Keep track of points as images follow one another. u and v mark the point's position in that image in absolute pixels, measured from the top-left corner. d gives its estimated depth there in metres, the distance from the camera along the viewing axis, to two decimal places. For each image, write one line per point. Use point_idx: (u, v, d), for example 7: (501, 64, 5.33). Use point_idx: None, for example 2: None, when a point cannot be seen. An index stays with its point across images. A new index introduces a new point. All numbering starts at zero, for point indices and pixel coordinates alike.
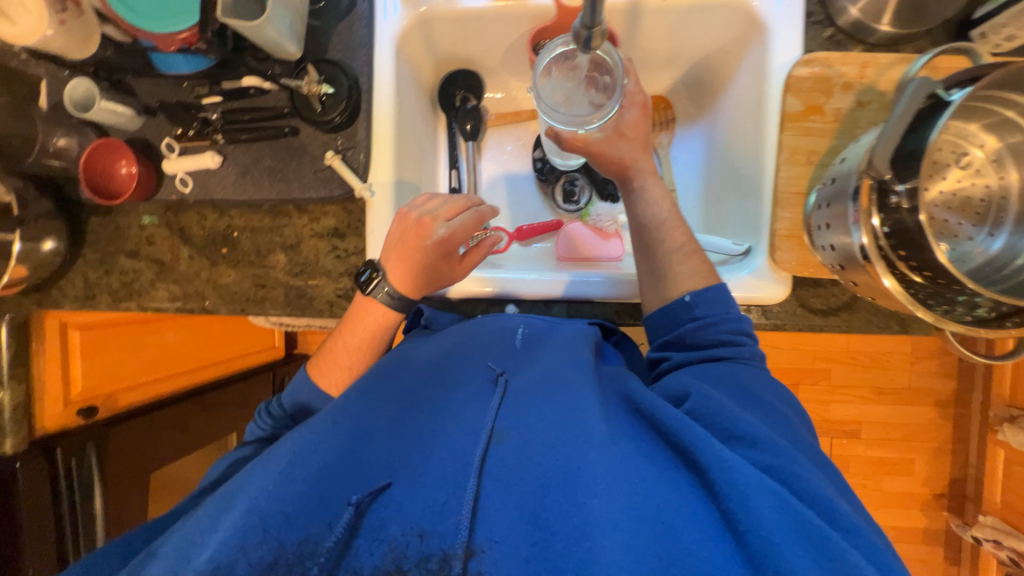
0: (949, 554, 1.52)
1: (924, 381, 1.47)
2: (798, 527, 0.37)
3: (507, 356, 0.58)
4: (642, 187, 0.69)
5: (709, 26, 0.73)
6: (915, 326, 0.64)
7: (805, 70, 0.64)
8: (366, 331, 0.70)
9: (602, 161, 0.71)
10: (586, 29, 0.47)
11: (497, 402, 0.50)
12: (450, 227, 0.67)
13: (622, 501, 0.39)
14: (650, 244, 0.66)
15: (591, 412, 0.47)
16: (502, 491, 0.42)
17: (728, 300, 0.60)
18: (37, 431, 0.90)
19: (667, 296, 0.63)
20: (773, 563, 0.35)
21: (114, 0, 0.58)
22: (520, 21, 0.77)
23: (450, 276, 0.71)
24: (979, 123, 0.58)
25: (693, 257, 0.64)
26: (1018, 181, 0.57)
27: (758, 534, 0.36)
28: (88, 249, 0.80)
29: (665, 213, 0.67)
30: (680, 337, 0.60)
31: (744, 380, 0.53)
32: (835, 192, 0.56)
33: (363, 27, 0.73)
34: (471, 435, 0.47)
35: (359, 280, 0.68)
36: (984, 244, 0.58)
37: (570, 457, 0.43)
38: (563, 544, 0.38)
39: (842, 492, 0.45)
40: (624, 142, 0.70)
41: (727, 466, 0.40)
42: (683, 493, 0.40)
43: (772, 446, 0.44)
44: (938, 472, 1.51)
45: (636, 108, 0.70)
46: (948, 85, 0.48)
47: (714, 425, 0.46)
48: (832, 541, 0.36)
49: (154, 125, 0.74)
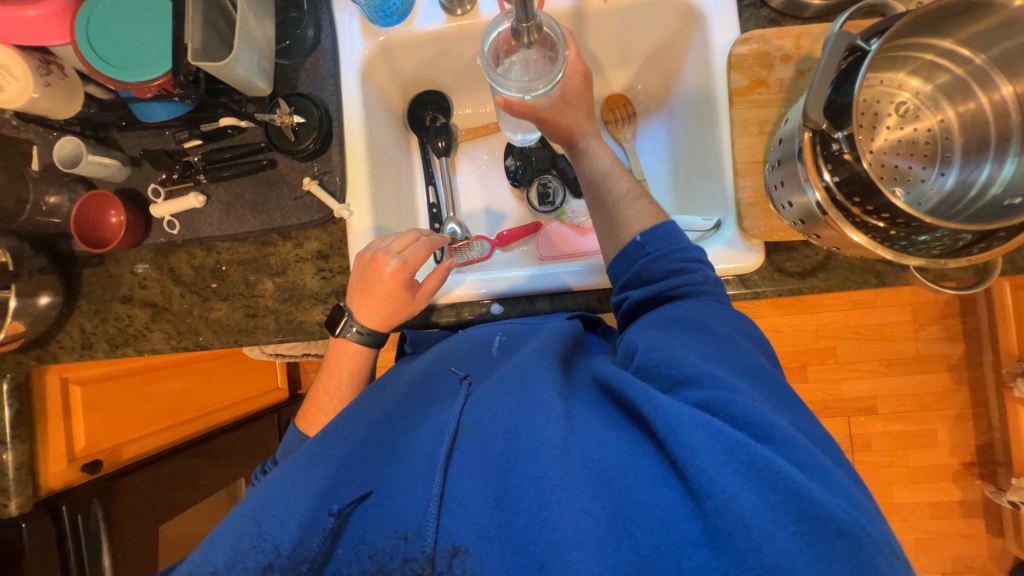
0: (990, 525, 1.46)
1: (931, 347, 1.45)
2: (728, 449, 0.40)
3: (479, 363, 0.64)
4: (587, 147, 0.72)
5: (652, 20, 0.78)
6: (891, 277, 0.65)
7: (744, 48, 0.68)
8: (343, 373, 0.73)
9: (551, 126, 0.73)
10: (523, 24, 0.56)
11: (461, 402, 0.54)
12: (401, 258, 0.69)
13: (577, 469, 0.42)
14: (600, 196, 0.69)
15: (545, 393, 0.50)
16: (466, 477, 0.45)
17: (677, 234, 0.62)
18: (42, 492, 0.88)
19: (621, 240, 0.66)
20: (705, 487, 0.38)
21: (94, 60, 0.63)
22: (476, 37, 0.82)
23: (410, 308, 0.72)
24: (905, 70, 0.62)
25: (641, 200, 0.67)
26: (956, 118, 0.61)
27: (692, 465, 0.39)
28: (83, 300, 0.82)
29: (608, 165, 0.70)
30: (636, 275, 0.61)
31: (694, 314, 0.55)
32: (784, 152, 0.58)
33: (329, 60, 0.78)
34: (436, 436, 0.50)
35: (329, 325, 0.72)
36: (938, 183, 0.61)
37: (528, 438, 0.46)
38: (524, 520, 0.41)
39: (788, 413, 0.46)
40: (569, 109, 0.71)
41: (663, 411, 0.43)
42: (636, 453, 0.43)
43: (714, 381, 0.45)
44: (963, 440, 1.46)
45: (578, 77, 0.71)
46: (866, 36, 0.51)
47: (662, 374, 0.48)
48: (758, 452, 0.39)
49: (139, 174, 0.77)
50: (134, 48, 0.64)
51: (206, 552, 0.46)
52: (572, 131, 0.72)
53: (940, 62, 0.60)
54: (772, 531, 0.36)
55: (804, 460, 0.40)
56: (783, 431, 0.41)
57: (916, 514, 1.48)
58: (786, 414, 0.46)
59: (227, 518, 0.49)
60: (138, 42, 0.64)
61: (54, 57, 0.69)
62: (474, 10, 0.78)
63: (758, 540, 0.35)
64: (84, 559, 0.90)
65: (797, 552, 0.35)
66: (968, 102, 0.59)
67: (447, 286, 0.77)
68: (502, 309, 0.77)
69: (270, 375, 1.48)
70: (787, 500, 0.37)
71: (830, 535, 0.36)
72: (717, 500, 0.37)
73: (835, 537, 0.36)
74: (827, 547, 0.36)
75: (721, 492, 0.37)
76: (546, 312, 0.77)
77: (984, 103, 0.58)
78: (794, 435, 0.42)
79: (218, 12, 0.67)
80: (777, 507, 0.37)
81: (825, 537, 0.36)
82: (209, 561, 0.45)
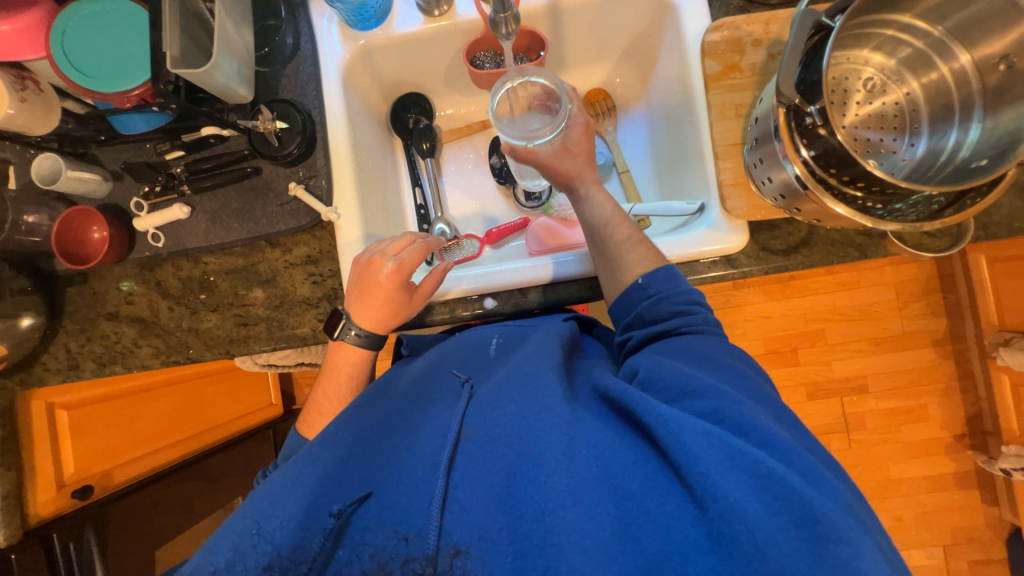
0: (985, 495, 1.49)
1: (916, 324, 1.48)
2: (731, 456, 0.40)
3: (477, 365, 0.64)
4: (588, 194, 0.73)
5: (626, 14, 0.80)
6: (872, 249, 0.67)
7: (716, 35, 0.70)
8: (342, 376, 0.72)
9: (552, 173, 0.75)
10: (500, 15, 0.58)
11: (463, 404, 0.53)
12: (398, 260, 0.69)
13: (581, 473, 0.42)
14: (600, 241, 0.70)
15: (549, 396, 0.49)
16: (471, 481, 0.44)
17: (678, 277, 0.63)
18: (31, 522, 0.84)
19: (621, 282, 0.66)
20: (708, 491, 0.38)
21: (71, 72, 0.62)
22: (455, 38, 0.83)
23: (409, 310, 0.72)
24: (870, 47, 0.65)
25: (641, 245, 0.67)
26: (921, 90, 0.64)
27: (695, 470, 0.39)
28: (68, 319, 0.80)
29: (608, 212, 0.71)
30: (638, 316, 0.62)
31: (696, 346, 0.55)
32: (762, 131, 0.60)
33: (309, 65, 0.78)
34: (440, 439, 0.49)
35: (328, 326, 0.72)
36: (909, 153, 0.63)
37: (530, 441, 0.45)
38: (529, 522, 0.41)
39: (790, 429, 0.47)
40: (570, 158, 0.74)
41: (666, 420, 0.42)
42: (640, 457, 0.43)
43: (717, 393, 0.46)
44: (953, 413, 1.50)
45: (579, 128, 0.74)
46: (830, 14, 0.54)
47: (666, 386, 0.49)
48: (760, 460, 0.39)
49: (121, 188, 0.76)
50: (110, 60, 0.63)
51: (211, 547, 0.46)
52: (572, 178, 0.74)
53: (901, 36, 0.63)
54: (775, 536, 0.36)
55: (802, 466, 0.41)
56: (786, 441, 0.43)
57: (914, 489, 1.51)
58: (788, 429, 0.46)
59: (229, 519, 0.48)
60: (115, 53, 0.64)
61: (29, 72, 0.68)
62: (452, 11, 0.79)
63: (762, 544, 0.36)
64: None
65: (797, 557, 0.36)
66: (930, 73, 0.63)
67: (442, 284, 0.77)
68: (496, 304, 0.78)
69: (263, 391, 1.46)
70: (787, 505, 0.38)
71: (830, 541, 0.37)
72: (721, 505, 0.37)
73: (836, 543, 0.37)
74: (825, 553, 0.36)
75: (724, 497, 0.37)
76: (538, 304, 0.77)
77: (945, 73, 0.61)
78: (793, 445, 0.43)
79: (195, 19, 0.67)
80: (779, 513, 0.37)
81: (824, 542, 0.37)
82: (209, 561, 0.44)
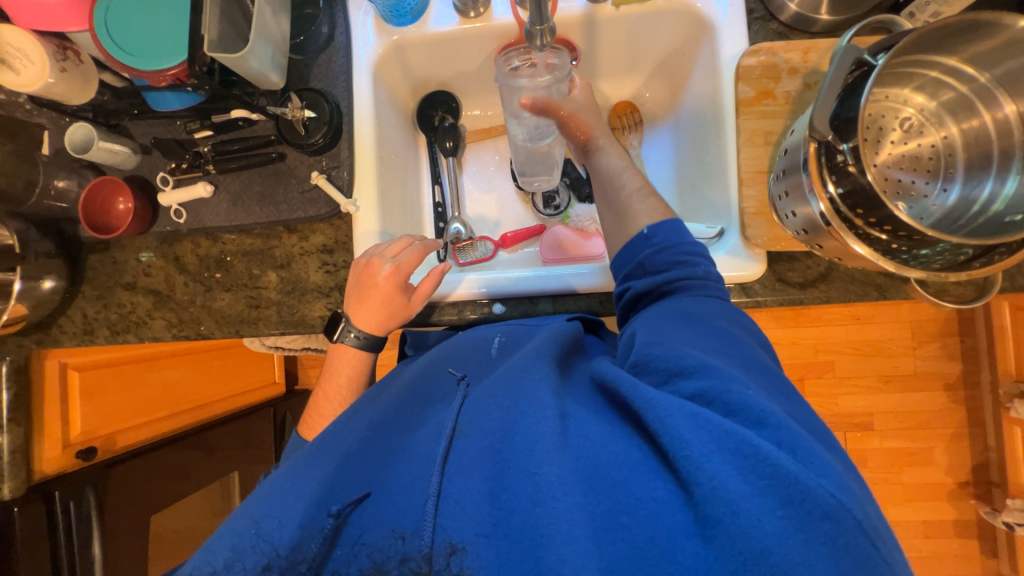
0: (985, 546, 1.46)
1: (929, 365, 1.45)
2: (717, 438, 0.39)
3: (475, 364, 0.64)
4: (602, 145, 0.73)
5: (662, 28, 0.79)
6: (892, 292, 0.66)
7: (752, 60, 0.69)
8: (342, 376, 0.72)
9: (569, 127, 0.73)
10: (536, 27, 0.57)
11: (458, 403, 0.53)
12: (395, 261, 0.69)
13: (573, 464, 0.42)
14: (611, 192, 0.69)
15: (540, 390, 0.49)
16: (464, 474, 0.44)
17: (683, 231, 0.62)
18: (35, 476, 0.87)
19: (627, 233, 0.65)
20: (693, 476, 0.38)
21: (110, 46, 0.64)
22: (487, 40, 0.83)
23: (408, 311, 0.72)
24: (911, 86, 0.64)
25: (651, 198, 0.67)
26: (960, 135, 0.62)
27: (682, 455, 0.39)
28: (87, 285, 0.82)
29: (622, 163, 0.71)
30: (638, 265, 0.61)
31: (692, 308, 0.55)
32: (790, 163, 0.59)
33: (341, 57, 0.79)
34: (435, 436, 0.50)
35: (329, 327, 0.72)
36: (940, 199, 0.62)
37: (523, 435, 0.45)
38: (521, 516, 0.40)
39: (784, 399, 0.47)
40: (587, 108, 0.74)
41: (653, 403, 0.43)
42: (629, 447, 0.43)
43: (709, 370, 0.46)
44: (959, 459, 1.46)
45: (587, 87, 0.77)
46: (873, 51, 0.52)
47: (659, 368, 0.48)
48: (748, 441, 0.39)
49: (149, 162, 0.78)
50: (150, 39, 0.65)
51: (210, 548, 0.46)
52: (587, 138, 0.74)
53: (945, 79, 0.61)
54: (759, 516, 0.36)
55: (793, 444, 0.40)
56: (777, 417, 0.42)
57: (910, 533, 1.48)
58: (782, 405, 0.45)
59: (229, 519, 0.48)
60: (155, 32, 0.65)
61: (71, 43, 0.70)
62: (487, 13, 0.79)
63: (746, 525, 0.35)
64: (74, 548, 0.88)
65: (783, 535, 0.35)
66: (971, 119, 0.61)
67: (451, 284, 0.78)
68: (504, 309, 0.78)
69: (267, 369, 1.48)
70: (774, 485, 0.37)
71: (817, 518, 0.36)
72: (705, 488, 0.37)
73: (823, 520, 0.36)
74: (813, 528, 0.36)
75: (709, 480, 0.37)
76: (547, 314, 0.77)
77: (986, 121, 0.60)
78: (785, 420, 0.42)
79: (236, 5, 0.68)
80: (765, 492, 0.37)
81: (813, 520, 0.36)
82: (209, 561, 0.44)
